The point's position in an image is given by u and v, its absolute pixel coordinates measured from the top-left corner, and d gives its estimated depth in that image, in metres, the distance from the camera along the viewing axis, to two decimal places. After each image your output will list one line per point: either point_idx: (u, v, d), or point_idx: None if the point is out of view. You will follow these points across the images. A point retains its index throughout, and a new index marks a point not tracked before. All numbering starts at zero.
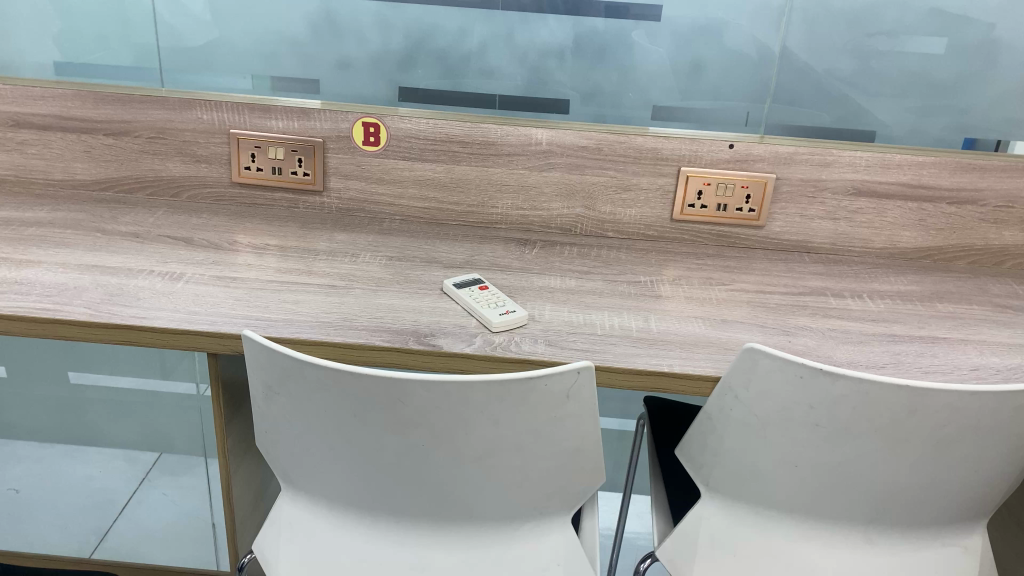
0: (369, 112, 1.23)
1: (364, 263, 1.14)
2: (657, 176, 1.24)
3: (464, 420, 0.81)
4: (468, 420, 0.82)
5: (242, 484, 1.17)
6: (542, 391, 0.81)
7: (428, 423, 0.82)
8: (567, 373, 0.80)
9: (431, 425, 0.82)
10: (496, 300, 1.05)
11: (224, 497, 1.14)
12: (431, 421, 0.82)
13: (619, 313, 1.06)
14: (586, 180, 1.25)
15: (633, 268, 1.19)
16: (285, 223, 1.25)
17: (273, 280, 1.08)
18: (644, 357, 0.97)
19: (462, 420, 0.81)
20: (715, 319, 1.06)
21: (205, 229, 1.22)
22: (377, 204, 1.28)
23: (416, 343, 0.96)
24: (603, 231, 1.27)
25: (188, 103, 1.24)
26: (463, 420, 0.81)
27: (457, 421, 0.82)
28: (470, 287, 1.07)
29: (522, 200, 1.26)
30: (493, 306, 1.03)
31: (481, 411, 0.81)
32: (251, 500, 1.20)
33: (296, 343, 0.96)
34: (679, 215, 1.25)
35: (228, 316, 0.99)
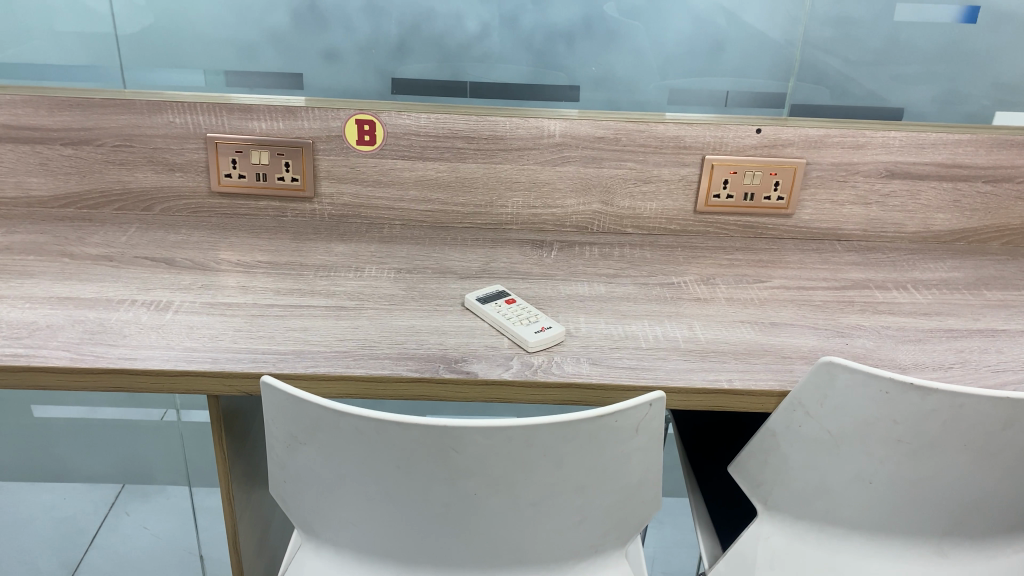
0: (363, 108, 1.11)
1: (371, 278, 1.03)
2: (680, 166, 1.15)
3: (523, 466, 0.72)
4: (528, 465, 0.72)
5: (247, 528, 1.05)
6: (610, 428, 0.71)
7: (483, 472, 0.71)
8: (637, 406, 0.71)
9: (486, 475, 0.72)
10: (527, 314, 0.95)
11: (229, 544, 1.03)
12: (486, 471, 0.71)
13: (660, 322, 0.97)
14: (603, 174, 1.15)
15: (662, 268, 1.10)
16: (275, 235, 1.13)
17: (274, 304, 0.97)
18: (699, 373, 0.88)
19: (521, 467, 0.71)
20: (763, 323, 0.98)
21: (186, 247, 1.09)
22: (376, 208, 1.16)
23: (448, 371, 0.86)
24: (621, 227, 1.18)
25: (157, 106, 1.10)
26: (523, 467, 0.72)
27: (516, 468, 0.72)
28: (495, 301, 0.97)
29: (534, 198, 1.16)
30: (524, 322, 0.93)
31: (543, 455, 0.71)
32: (256, 541, 1.09)
33: (312, 380, 0.85)
34: (703, 207, 1.17)
35: (230, 351, 0.88)
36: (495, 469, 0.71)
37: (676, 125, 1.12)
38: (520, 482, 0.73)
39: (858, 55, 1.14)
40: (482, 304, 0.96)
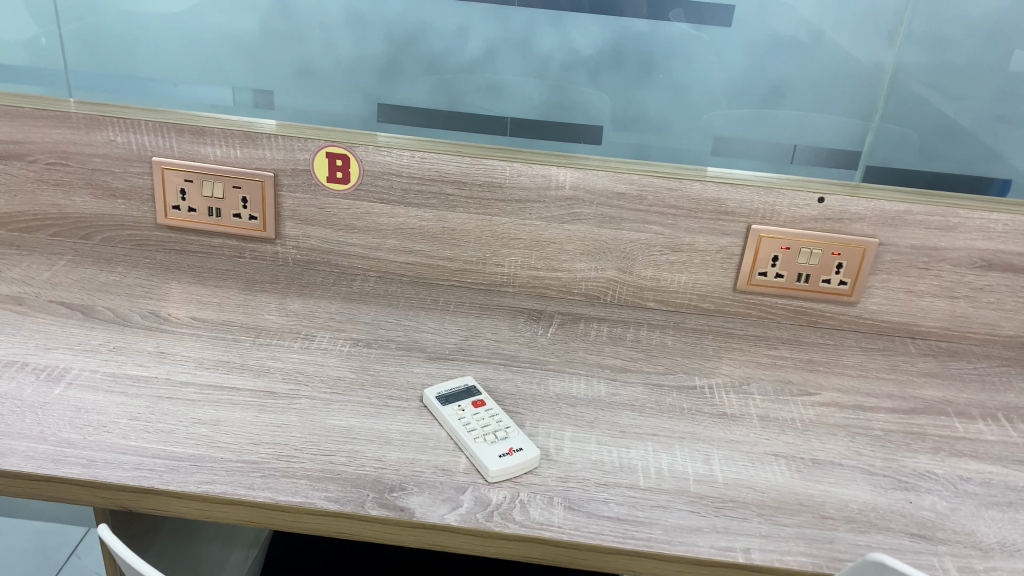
0: (337, 140, 0.92)
1: (319, 352, 0.84)
2: (718, 235, 0.93)
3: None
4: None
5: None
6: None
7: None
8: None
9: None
10: (492, 426, 0.74)
11: None
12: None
13: (668, 447, 0.76)
14: (622, 238, 0.94)
15: (683, 361, 0.88)
16: (224, 284, 0.95)
17: (190, 383, 0.79)
18: (707, 536, 0.67)
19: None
20: (802, 460, 0.76)
21: (113, 293, 0.92)
22: (348, 256, 0.98)
23: (376, 507, 0.67)
24: (641, 301, 0.97)
25: (97, 121, 0.93)
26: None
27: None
28: (460, 403, 0.77)
29: (536, 258, 0.96)
30: (479, 437, 0.73)
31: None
32: None
33: (203, 500, 0.67)
34: (745, 286, 0.94)
35: (113, 451, 0.70)
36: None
37: (716, 185, 0.91)
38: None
39: (957, 112, 0.89)
40: (442, 404, 0.77)
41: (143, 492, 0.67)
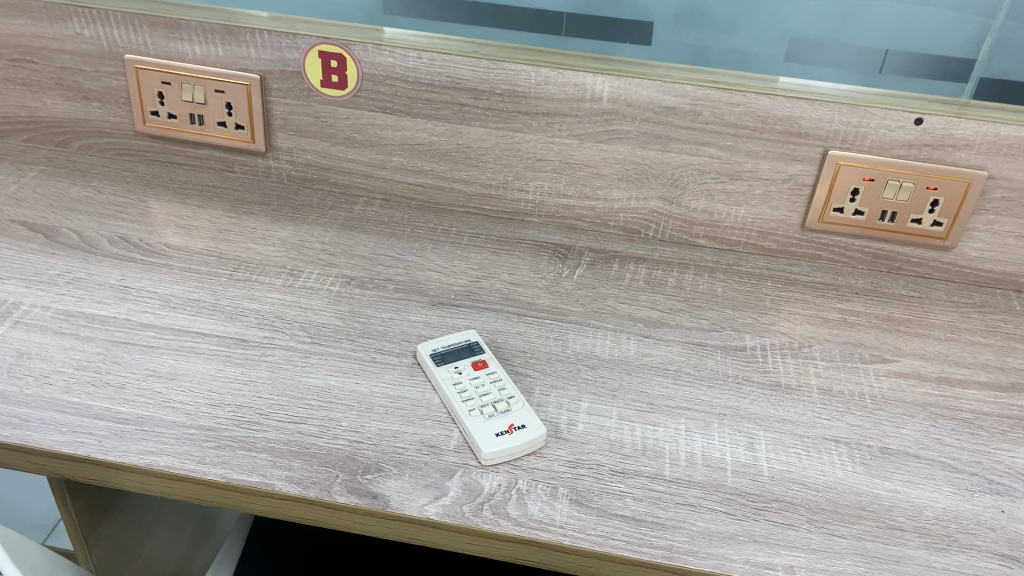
0: (331, 37, 0.77)
1: (302, 292, 0.73)
2: (787, 161, 0.77)
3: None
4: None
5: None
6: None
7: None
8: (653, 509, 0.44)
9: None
10: (489, 394, 0.63)
11: None
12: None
13: (704, 426, 0.63)
14: (668, 161, 0.78)
15: (733, 315, 0.74)
16: (209, 204, 0.84)
17: (150, 327, 0.68)
18: (743, 548, 0.55)
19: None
20: (868, 450, 0.62)
21: (83, 212, 0.81)
22: (350, 174, 0.85)
23: (344, 493, 0.56)
24: (689, 236, 0.82)
25: (60, 11, 0.80)
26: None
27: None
28: (457, 363, 0.65)
29: (566, 183, 0.81)
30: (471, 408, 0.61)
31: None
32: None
33: (149, 474, 0.57)
34: (815, 223, 0.79)
35: (50, 409, 0.60)
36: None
37: (789, 101, 0.73)
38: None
39: None
40: (436, 363, 0.65)
41: (79, 462, 0.57)
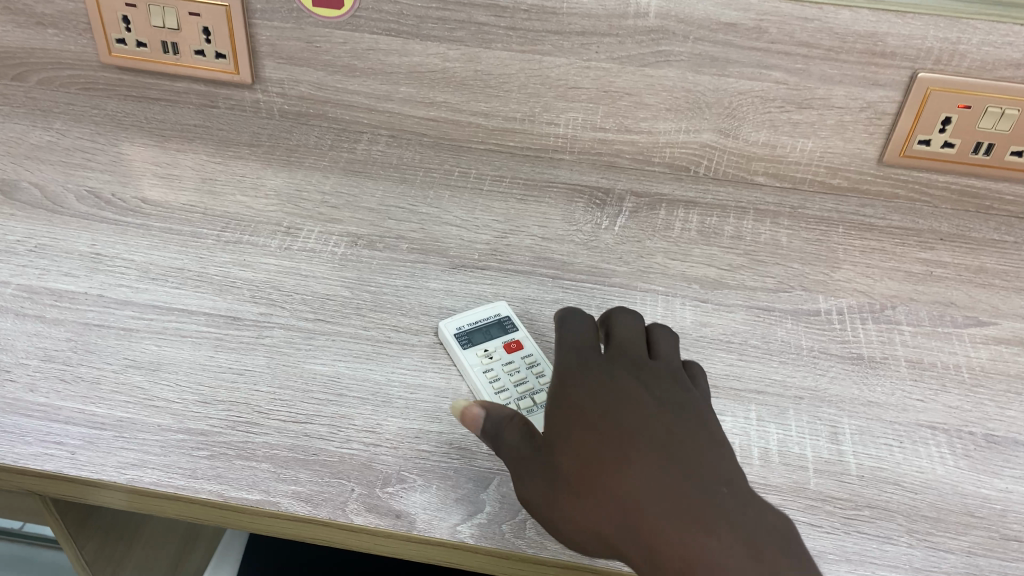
0: None
1: (303, 257, 0.63)
2: (867, 87, 0.65)
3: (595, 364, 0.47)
4: (627, 329, 0.51)
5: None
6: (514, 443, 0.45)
7: (648, 371, 0.47)
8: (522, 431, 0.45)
9: (674, 388, 0.47)
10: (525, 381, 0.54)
11: None
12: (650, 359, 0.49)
13: (778, 414, 0.54)
14: (725, 88, 0.67)
15: (801, 271, 0.64)
16: (191, 147, 0.73)
17: (128, 305, 0.58)
18: (834, 569, 0.46)
19: (612, 356, 0.48)
20: (971, 439, 0.53)
21: (45, 161, 0.70)
22: (351, 108, 0.74)
23: (362, 512, 0.47)
24: (745, 174, 0.71)
25: None
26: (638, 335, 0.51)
27: (615, 351, 0.49)
28: (487, 344, 0.56)
29: (603, 114, 0.70)
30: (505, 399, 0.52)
31: (583, 351, 0.49)
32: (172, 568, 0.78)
33: (134, 493, 0.48)
34: (894, 157, 0.68)
35: (13, 413, 0.51)
36: (647, 361, 0.49)
37: (874, 14, 0.61)
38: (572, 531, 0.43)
39: None
40: (462, 345, 0.56)
41: (49, 479, 0.49)
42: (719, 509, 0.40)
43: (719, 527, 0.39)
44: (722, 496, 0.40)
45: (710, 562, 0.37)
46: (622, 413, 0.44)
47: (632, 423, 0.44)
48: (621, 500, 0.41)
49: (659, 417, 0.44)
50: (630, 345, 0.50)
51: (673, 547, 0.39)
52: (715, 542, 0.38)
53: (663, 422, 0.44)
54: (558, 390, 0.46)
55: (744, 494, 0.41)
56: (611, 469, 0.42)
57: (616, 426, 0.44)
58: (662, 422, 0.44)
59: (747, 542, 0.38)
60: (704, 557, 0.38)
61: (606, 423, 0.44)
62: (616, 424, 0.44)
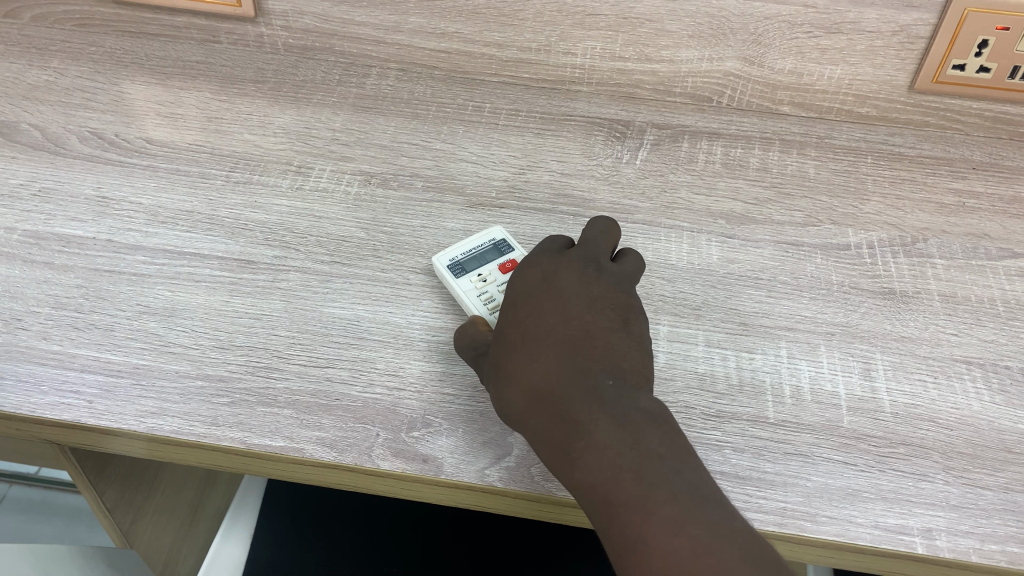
0: None
1: (315, 196, 0.61)
2: (901, 8, 0.62)
3: (553, 272, 0.49)
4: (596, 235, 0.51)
5: (147, 551, 0.71)
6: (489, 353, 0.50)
7: (597, 284, 0.48)
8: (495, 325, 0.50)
9: (619, 306, 0.47)
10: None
11: (149, 542, 0.71)
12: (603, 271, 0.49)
13: (809, 351, 0.53)
14: (751, 12, 0.64)
15: (830, 203, 0.62)
16: (194, 84, 0.70)
17: (138, 250, 0.57)
18: (870, 507, 0.45)
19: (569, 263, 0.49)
20: (1007, 373, 0.52)
21: (44, 100, 0.68)
22: (358, 40, 0.71)
23: (387, 457, 0.47)
24: (771, 103, 0.69)
25: None
26: (607, 244, 0.51)
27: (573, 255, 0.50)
28: (480, 270, 0.55)
29: (623, 43, 0.67)
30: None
31: (548, 256, 0.50)
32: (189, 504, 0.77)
33: (153, 440, 0.48)
34: (927, 83, 0.65)
35: (26, 362, 0.50)
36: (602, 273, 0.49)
37: None
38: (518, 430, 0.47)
39: None
40: (455, 274, 0.54)
41: (67, 427, 0.48)
42: (632, 432, 0.40)
43: (626, 450, 0.40)
44: (638, 420, 0.41)
45: (604, 466, 0.39)
46: (563, 328, 0.46)
47: (569, 341, 0.45)
48: (548, 418, 0.43)
49: (598, 336, 0.45)
50: (596, 248, 0.51)
51: (586, 466, 0.40)
52: (622, 462, 0.39)
53: (599, 344, 0.45)
54: (512, 299, 0.48)
55: (663, 420, 0.41)
56: (542, 383, 0.44)
57: (555, 342, 0.45)
58: (599, 342, 0.45)
59: (652, 463, 0.39)
60: (603, 462, 0.40)
61: (549, 339, 0.45)
62: (552, 343, 0.45)
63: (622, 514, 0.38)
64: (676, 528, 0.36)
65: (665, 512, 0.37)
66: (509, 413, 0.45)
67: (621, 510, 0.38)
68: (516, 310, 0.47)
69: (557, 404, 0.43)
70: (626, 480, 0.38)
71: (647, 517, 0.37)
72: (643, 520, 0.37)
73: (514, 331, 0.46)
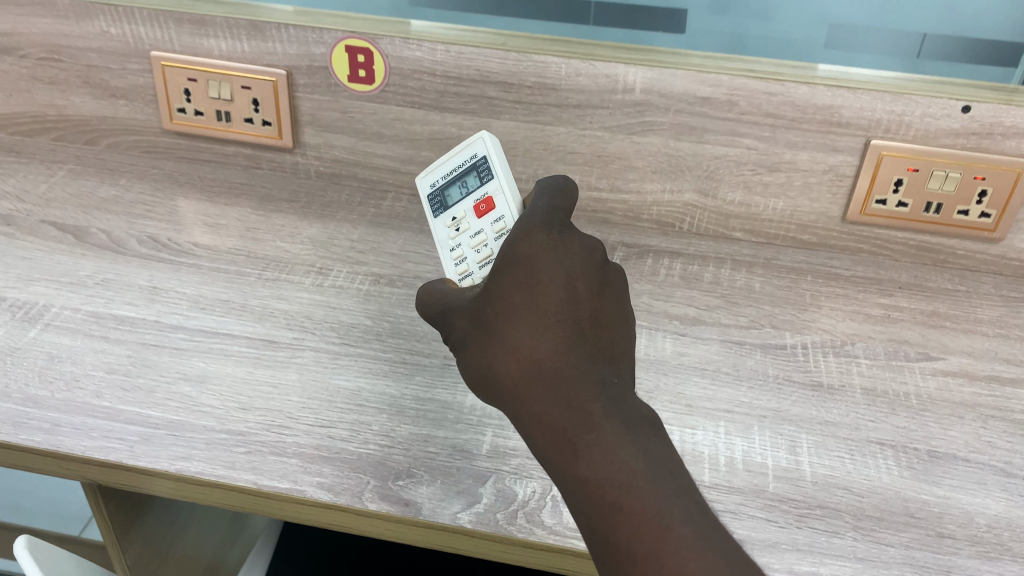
0: (355, 30, 0.75)
1: (332, 291, 0.72)
2: (828, 152, 0.74)
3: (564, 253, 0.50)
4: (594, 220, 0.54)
5: None
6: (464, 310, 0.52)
7: (601, 277, 0.50)
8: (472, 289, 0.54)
9: (614, 303, 0.50)
10: (484, 250, 0.59)
11: None
12: (608, 261, 0.51)
13: (744, 430, 0.61)
14: (703, 153, 0.76)
15: (772, 312, 0.73)
16: (237, 202, 0.83)
17: (180, 329, 0.68)
18: (785, 556, 0.52)
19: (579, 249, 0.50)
20: (915, 453, 0.60)
21: (112, 211, 0.81)
22: (377, 169, 0.84)
23: (375, 500, 0.55)
24: (725, 229, 0.80)
25: (85, 9, 0.79)
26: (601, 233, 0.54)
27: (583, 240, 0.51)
28: (457, 206, 0.63)
29: (598, 176, 0.79)
30: (456, 276, 0.60)
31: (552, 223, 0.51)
32: None
33: (179, 480, 0.56)
34: (858, 215, 0.76)
35: (80, 413, 0.60)
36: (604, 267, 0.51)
37: (830, 89, 0.70)
38: (495, 400, 0.48)
39: None
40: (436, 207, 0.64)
41: (110, 467, 0.56)
42: (639, 440, 0.43)
43: (637, 455, 0.42)
44: (642, 428, 0.43)
45: (614, 465, 0.41)
46: (573, 311, 0.47)
47: (579, 326, 0.47)
48: (553, 400, 0.44)
49: (599, 326, 0.48)
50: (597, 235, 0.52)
51: (590, 460, 0.42)
52: (635, 468, 0.41)
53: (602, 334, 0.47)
54: (519, 261, 0.49)
55: (659, 431, 0.44)
56: (549, 360, 0.45)
57: (563, 322, 0.47)
58: (600, 334, 0.47)
59: (662, 476, 0.41)
60: (614, 462, 0.41)
61: (559, 316, 0.47)
62: (562, 322, 0.46)
63: (633, 523, 0.40)
64: (696, 551, 0.38)
65: (683, 531, 0.39)
66: (500, 378, 0.47)
67: (632, 517, 0.40)
68: (523, 278, 0.49)
69: (565, 387, 0.44)
70: (642, 490, 0.40)
71: (665, 535, 0.39)
72: (661, 535, 0.39)
73: (522, 300, 0.48)
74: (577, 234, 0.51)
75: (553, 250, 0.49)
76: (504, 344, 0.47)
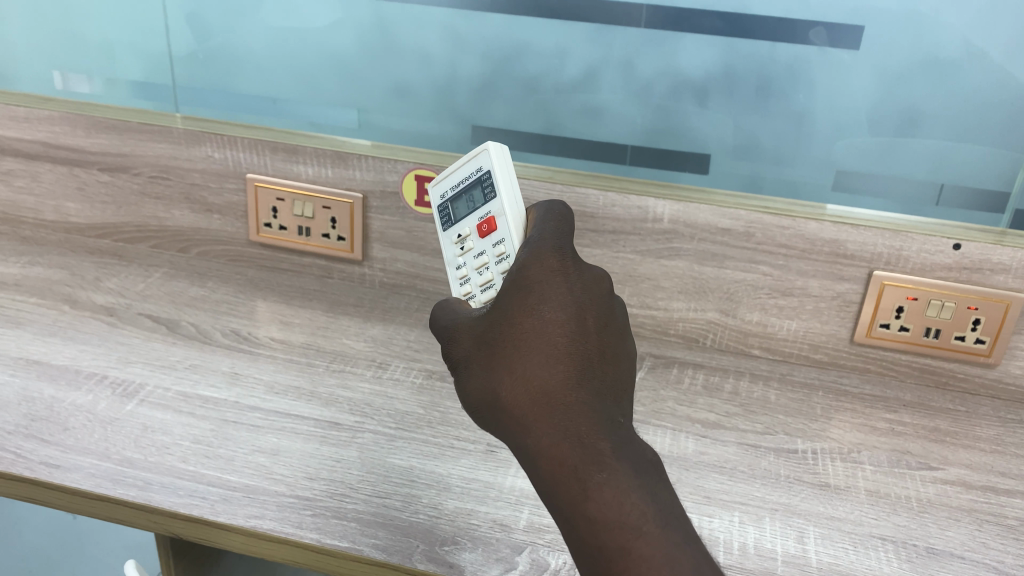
0: (425, 162, 0.88)
1: (390, 384, 0.82)
2: (836, 280, 0.83)
3: (577, 292, 0.57)
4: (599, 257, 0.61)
5: None
6: (476, 334, 0.58)
7: (608, 315, 0.57)
8: (480, 310, 0.60)
9: (614, 339, 0.57)
10: (483, 271, 0.66)
11: None
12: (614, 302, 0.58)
13: (757, 521, 0.67)
14: (724, 277, 0.86)
15: (786, 421, 0.80)
16: (309, 305, 0.94)
17: (257, 409, 0.77)
18: None
19: (590, 286, 0.58)
20: (914, 548, 0.66)
21: (200, 309, 0.92)
22: (433, 282, 0.95)
23: (423, 561, 0.62)
24: (744, 347, 0.89)
25: (196, 137, 0.93)
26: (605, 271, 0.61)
27: (594, 278, 0.58)
28: (468, 223, 0.70)
29: (629, 294, 0.89)
30: (461, 294, 0.68)
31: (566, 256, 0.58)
32: None
33: (251, 536, 0.63)
34: (865, 337, 0.84)
35: (168, 474, 0.68)
36: (611, 306, 0.58)
37: (836, 225, 0.81)
38: (502, 421, 0.54)
39: None
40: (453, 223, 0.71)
41: (194, 521, 0.64)
42: (644, 486, 0.50)
43: (643, 501, 0.49)
44: (645, 472, 0.51)
45: (623, 508, 0.49)
46: (584, 349, 0.54)
47: (588, 363, 0.54)
48: (565, 433, 0.51)
49: (604, 363, 0.55)
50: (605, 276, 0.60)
51: (600, 498, 0.49)
52: (642, 513, 0.49)
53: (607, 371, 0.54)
54: (540, 297, 0.56)
55: (657, 473, 0.52)
56: (561, 394, 0.52)
57: (574, 359, 0.54)
58: (604, 369, 0.55)
59: (664, 522, 0.49)
60: (623, 505, 0.49)
61: (571, 355, 0.54)
62: (574, 360, 0.54)
63: (640, 565, 0.47)
64: None
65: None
66: (511, 404, 0.53)
67: (638, 559, 0.47)
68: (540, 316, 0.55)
69: (576, 422, 0.51)
70: (649, 537, 0.48)
71: None
72: None
73: (538, 337, 0.54)
74: (584, 266, 0.59)
75: (564, 288, 0.57)
76: (517, 373, 0.54)
